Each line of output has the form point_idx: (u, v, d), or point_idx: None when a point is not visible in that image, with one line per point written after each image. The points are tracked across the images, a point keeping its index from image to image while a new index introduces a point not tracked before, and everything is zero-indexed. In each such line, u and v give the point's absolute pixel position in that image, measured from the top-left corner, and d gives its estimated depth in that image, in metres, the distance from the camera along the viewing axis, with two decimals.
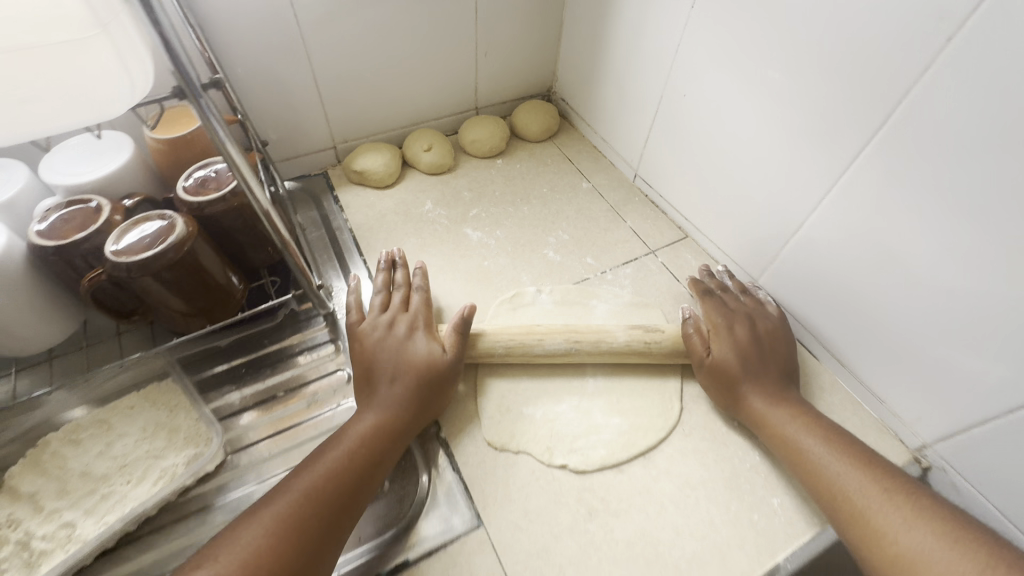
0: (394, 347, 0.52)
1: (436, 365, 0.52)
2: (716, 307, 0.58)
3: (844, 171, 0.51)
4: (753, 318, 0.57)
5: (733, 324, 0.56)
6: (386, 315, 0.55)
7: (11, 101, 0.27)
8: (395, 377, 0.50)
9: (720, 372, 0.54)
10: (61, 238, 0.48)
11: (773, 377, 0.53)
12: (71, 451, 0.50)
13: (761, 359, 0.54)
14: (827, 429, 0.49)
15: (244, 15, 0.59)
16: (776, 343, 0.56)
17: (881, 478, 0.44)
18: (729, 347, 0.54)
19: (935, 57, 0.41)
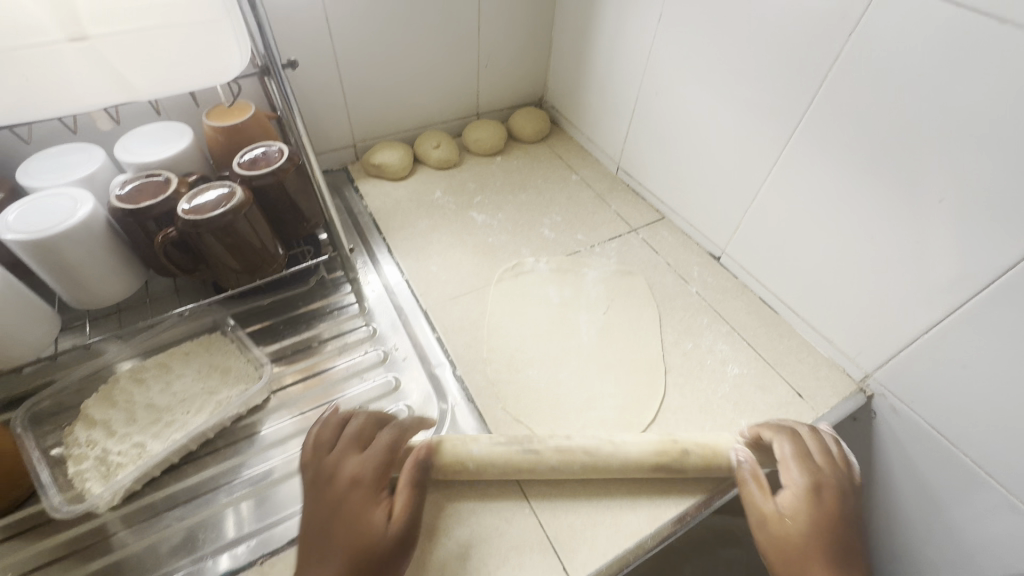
0: (330, 515, 0.44)
1: (379, 539, 0.43)
2: (796, 466, 0.49)
3: (787, 147, 0.62)
4: (842, 482, 0.48)
5: (808, 493, 0.47)
6: (351, 471, 0.47)
7: (162, 66, 0.37)
8: (326, 551, 0.43)
9: (785, 549, 0.45)
10: (137, 203, 0.57)
11: (854, 574, 0.44)
12: (136, 386, 0.57)
13: (842, 547, 0.45)
14: None
15: (283, 26, 0.70)
16: (854, 526, 0.46)
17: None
18: (801, 519, 0.46)
19: (843, 48, 0.53)
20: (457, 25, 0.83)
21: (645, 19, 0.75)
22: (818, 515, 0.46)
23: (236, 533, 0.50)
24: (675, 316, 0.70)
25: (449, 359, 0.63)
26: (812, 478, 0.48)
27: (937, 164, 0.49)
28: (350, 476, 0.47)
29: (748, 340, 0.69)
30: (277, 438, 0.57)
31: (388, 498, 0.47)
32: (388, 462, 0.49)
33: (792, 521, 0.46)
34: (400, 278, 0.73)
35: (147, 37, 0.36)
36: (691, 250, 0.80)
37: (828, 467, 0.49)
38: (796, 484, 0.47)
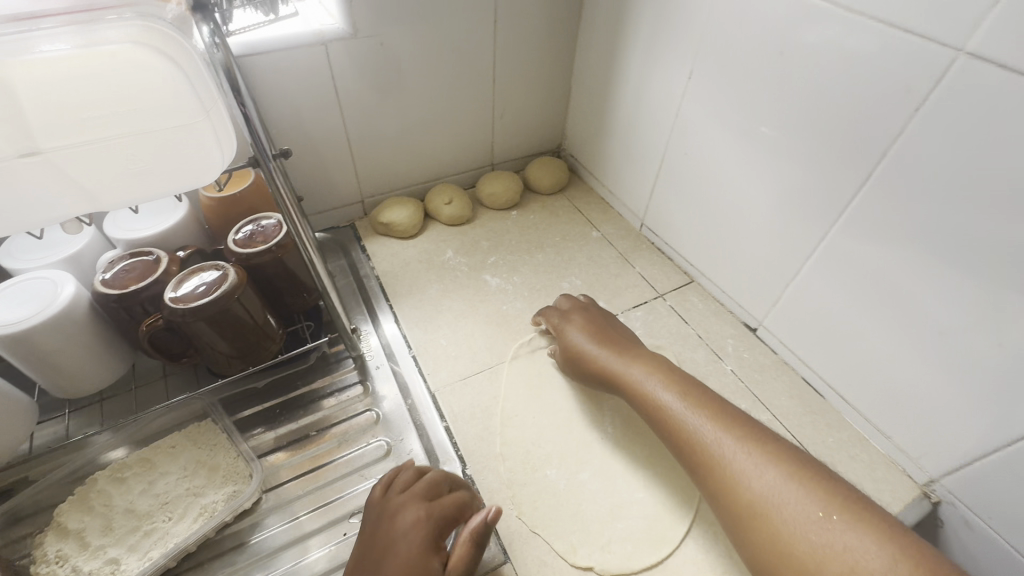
0: (390, 557, 0.42)
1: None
2: (554, 310, 0.65)
3: (835, 223, 0.56)
4: (586, 300, 0.67)
5: (592, 337, 0.60)
6: (416, 509, 0.45)
7: (128, 173, 0.33)
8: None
9: (599, 371, 0.56)
10: (123, 287, 0.52)
11: (620, 338, 0.60)
12: (116, 488, 0.52)
13: (626, 345, 0.58)
14: (770, 446, 0.44)
15: (285, 86, 0.66)
16: (619, 332, 0.61)
17: (750, 440, 0.44)
18: (577, 327, 0.61)
19: (906, 123, 0.47)
20: (469, 75, 0.79)
21: (673, 73, 0.70)
22: (581, 323, 0.62)
23: None
24: None
25: (458, 453, 0.57)
26: (588, 326, 0.61)
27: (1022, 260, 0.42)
28: (415, 518, 0.44)
29: (792, 430, 0.62)
30: (269, 549, 0.51)
31: (445, 550, 0.44)
32: (450, 512, 0.46)
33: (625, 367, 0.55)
34: (407, 353, 0.67)
35: (111, 147, 0.31)
36: (723, 320, 0.73)
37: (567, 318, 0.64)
38: (581, 334, 0.60)
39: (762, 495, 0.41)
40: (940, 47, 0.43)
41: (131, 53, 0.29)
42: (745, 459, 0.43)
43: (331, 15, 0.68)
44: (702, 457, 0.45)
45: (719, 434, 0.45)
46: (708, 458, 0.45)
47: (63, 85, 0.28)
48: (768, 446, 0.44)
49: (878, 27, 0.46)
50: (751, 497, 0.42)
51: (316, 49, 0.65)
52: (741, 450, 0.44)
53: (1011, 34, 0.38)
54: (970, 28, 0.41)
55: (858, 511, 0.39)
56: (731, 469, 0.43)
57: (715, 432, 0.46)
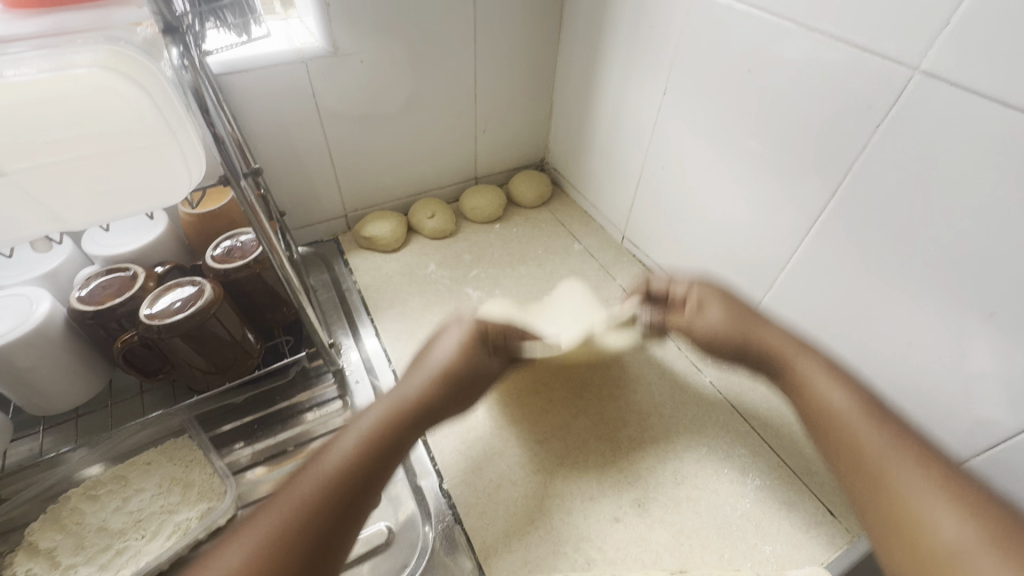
0: (448, 340, 0.53)
1: (479, 371, 0.52)
2: (709, 288, 0.60)
3: (806, 236, 0.57)
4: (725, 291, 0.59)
5: (730, 314, 0.56)
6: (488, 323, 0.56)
7: (92, 193, 0.34)
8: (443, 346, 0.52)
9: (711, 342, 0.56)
10: (99, 303, 0.53)
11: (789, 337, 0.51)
12: (88, 506, 0.52)
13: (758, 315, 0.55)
14: (958, 489, 0.36)
15: (267, 103, 0.67)
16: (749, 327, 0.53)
17: (924, 460, 0.38)
18: (719, 316, 0.56)
19: (869, 139, 0.48)
20: (451, 90, 0.80)
21: (649, 89, 0.71)
22: (721, 295, 0.58)
23: None
24: (686, 414, 0.64)
25: (435, 468, 0.58)
26: (726, 312, 0.56)
27: (985, 269, 0.43)
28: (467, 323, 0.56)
29: (770, 441, 0.62)
30: None
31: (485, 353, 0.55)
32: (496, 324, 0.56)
33: (778, 347, 0.51)
34: (387, 367, 0.67)
35: (77, 168, 0.32)
36: None
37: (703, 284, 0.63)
38: (719, 305, 0.57)
39: (950, 545, 0.33)
40: (898, 66, 0.44)
41: (97, 77, 0.30)
42: (873, 430, 0.41)
43: (312, 34, 0.69)
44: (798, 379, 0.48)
45: (889, 445, 0.39)
46: (827, 417, 0.44)
47: (24, 110, 0.28)
48: (889, 418, 0.41)
49: (840, 46, 0.47)
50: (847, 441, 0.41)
51: (297, 67, 0.66)
52: (915, 467, 0.38)
53: (964, 53, 0.40)
54: (924, 47, 0.42)
55: (990, 513, 0.34)
56: (848, 436, 0.41)
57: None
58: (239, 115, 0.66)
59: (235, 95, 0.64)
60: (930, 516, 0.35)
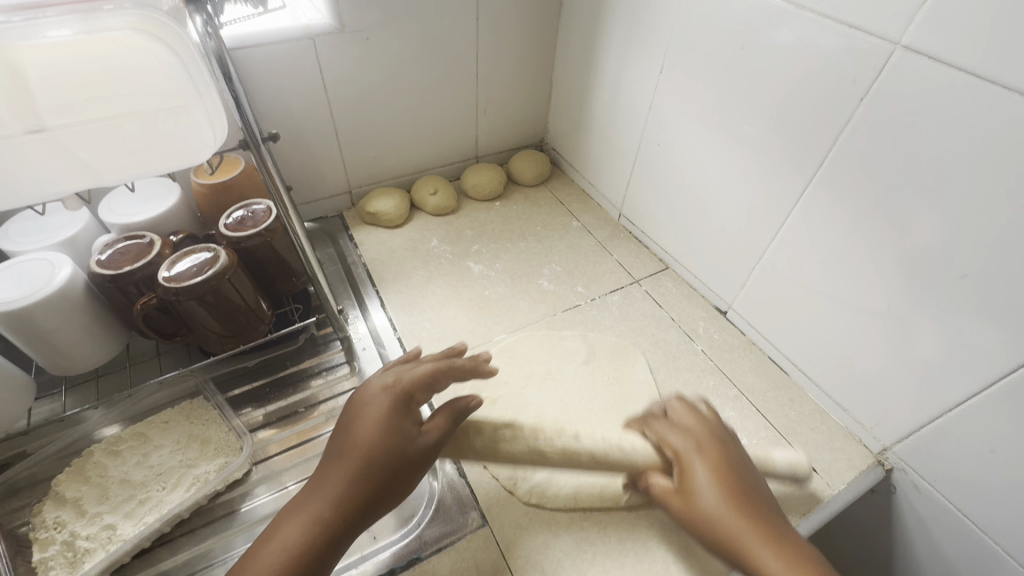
0: (367, 409, 0.44)
1: (408, 446, 0.43)
2: (676, 432, 0.50)
3: (793, 207, 0.60)
4: (719, 438, 0.49)
5: (718, 481, 0.45)
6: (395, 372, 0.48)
7: (128, 151, 0.36)
8: (344, 459, 0.41)
9: (694, 516, 0.44)
10: (118, 268, 0.55)
11: (756, 507, 0.43)
12: (111, 460, 0.54)
13: (749, 497, 0.44)
14: None
15: (275, 79, 0.69)
16: (740, 478, 0.46)
17: None
18: (706, 479, 0.45)
19: (853, 112, 0.50)
20: (453, 70, 0.82)
21: (646, 68, 0.73)
22: (710, 457, 0.46)
23: None
24: (678, 380, 0.67)
25: None
26: (715, 479, 0.45)
27: (957, 234, 0.46)
28: (396, 383, 0.46)
29: (757, 405, 0.65)
30: (259, 517, 0.54)
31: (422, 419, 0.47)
32: (423, 386, 0.47)
33: None
34: (392, 335, 0.70)
35: (115, 126, 0.34)
36: (696, 304, 0.77)
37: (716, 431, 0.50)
38: (707, 472, 0.45)
39: None
40: (881, 42, 0.46)
41: (135, 40, 0.32)
42: None
43: (319, 11, 0.70)
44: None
45: None
46: None
47: (71, 69, 0.31)
48: None
49: (828, 23, 0.50)
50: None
51: (304, 44, 0.68)
52: None
53: (941, 28, 0.42)
54: (906, 23, 0.44)
55: None
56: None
57: (716, 495, 0.44)
58: (248, 89, 0.68)
59: (245, 70, 0.66)
60: None
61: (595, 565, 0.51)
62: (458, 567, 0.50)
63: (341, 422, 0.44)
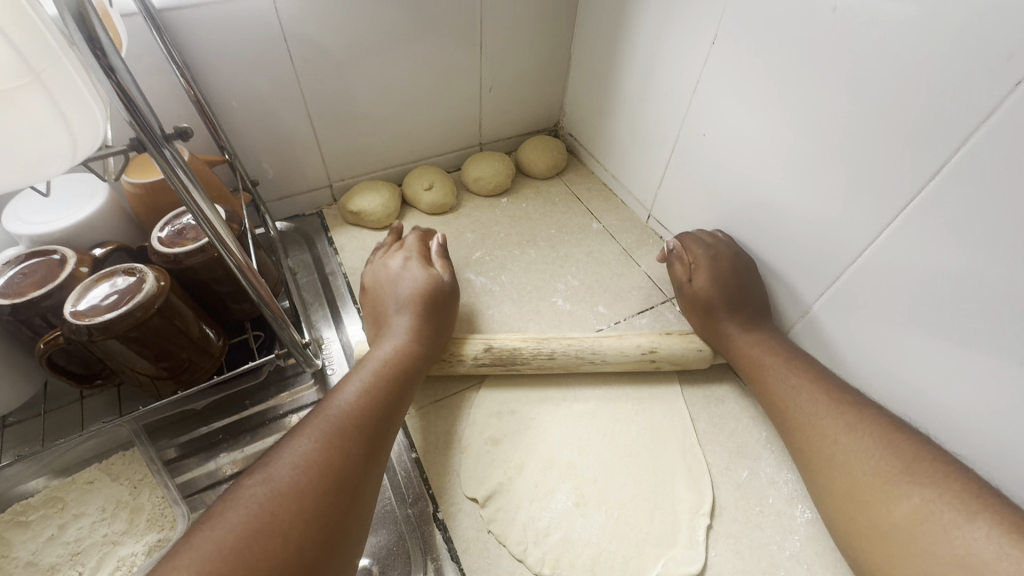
0: (402, 272, 0.57)
1: (439, 285, 0.56)
2: (699, 243, 0.61)
3: (883, 229, 0.46)
4: (734, 249, 0.60)
5: (717, 280, 0.57)
6: (386, 257, 0.60)
7: None
8: (399, 307, 0.53)
9: (699, 300, 0.58)
10: (18, 295, 0.43)
11: (752, 311, 0.56)
12: (16, 536, 0.44)
13: (740, 288, 0.57)
14: (852, 413, 0.46)
15: (228, 48, 0.55)
16: (753, 281, 0.58)
17: (827, 401, 0.47)
18: (709, 280, 0.57)
19: (1001, 100, 0.36)
20: (450, 39, 0.67)
21: (692, 37, 0.58)
22: (716, 260, 0.59)
23: None
24: (720, 429, 0.55)
25: (429, 492, 0.49)
26: (715, 278, 0.57)
27: None
28: (410, 251, 0.60)
29: None
30: None
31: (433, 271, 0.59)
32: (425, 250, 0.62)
33: (759, 364, 0.53)
34: None
35: None
36: None
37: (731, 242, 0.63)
38: (708, 276, 0.58)
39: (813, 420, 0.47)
40: None
41: None
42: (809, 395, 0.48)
43: None
44: (747, 360, 0.54)
45: (830, 420, 0.46)
46: (786, 404, 0.49)
47: None
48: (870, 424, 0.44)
49: None
50: (773, 393, 0.51)
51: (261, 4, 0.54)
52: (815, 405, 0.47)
53: None
54: None
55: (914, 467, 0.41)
56: (788, 401, 0.49)
57: (712, 281, 0.57)
58: (189, 60, 0.54)
59: (186, 38, 0.53)
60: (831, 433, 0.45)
61: None
62: None
63: (378, 284, 0.57)
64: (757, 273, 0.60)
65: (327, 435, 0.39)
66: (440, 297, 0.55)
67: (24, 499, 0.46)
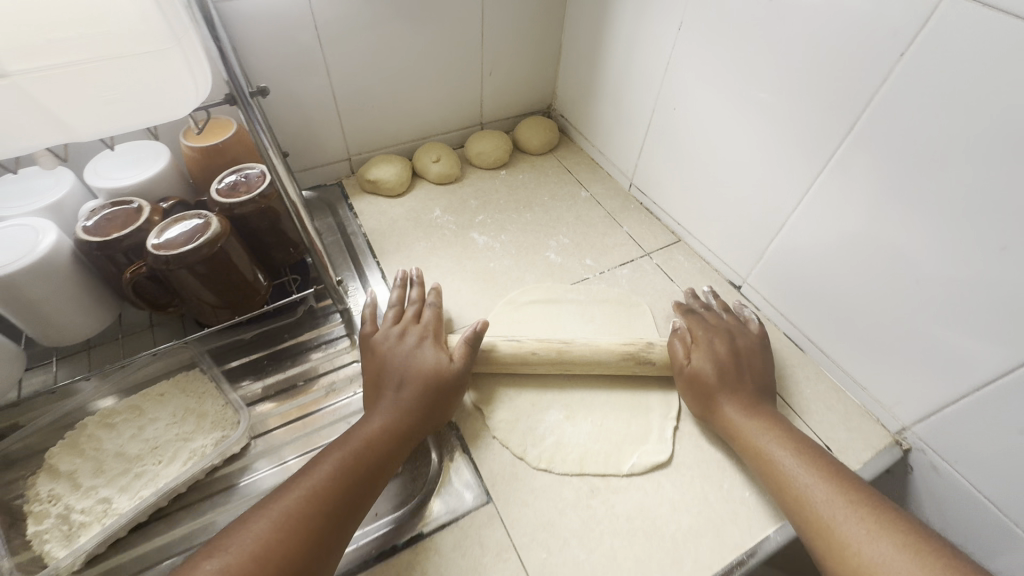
0: (411, 350, 0.55)
1: (446, 372, 0.54)
2: (698, 324, 0.61)
3: (818, 175, 0.56)
4: (734, 331, 0.60)
5: (714, 361, 0.56)
6: (397, 326, 0.58)
7: (101, 103, 0.32)
8: (400, 386, 0.52)
9: (698, 382, 0.56)
10: (105, 235, 0.52)
11: (752, 394, 0.55)
12: (106, 433, 0.53)
13: (742, 370, 0.56)
14: (871, 509, 0.44)
15: (271, 34, 0.65)
16: (753, 360, 0.58)
17: (842, 494, 0.45)
18: (707, 360, 0.57)
19: (894, 67, 0.46)
20: (456, 29, 0.77)
21: (664, 25, 0.68)
22: (714, 340, 0.59)
23: None
24: None
25: None
26: (716, 360, 0.56)
27: (1000, 204, 0.42)
28: (425, 328, 0.58)
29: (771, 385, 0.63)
30: (256, 492, 0.52)
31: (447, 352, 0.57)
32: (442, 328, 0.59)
33: (764, 447, 0.50)
34: None
35: (84, 74, 0.31)
36: (709, 279, 0.74)
37: (742, 327, 0.61)
38: (706, 356, 0.57)
39: (821, 510, 0.45)
40: None
41: None
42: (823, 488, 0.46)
43: None
44: (746, 444, 0.52)
45: (849, 515, 0.43)
46: (788, 489, 0.47)
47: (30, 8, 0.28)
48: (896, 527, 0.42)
49: None
50: (775, 474, 0.49)
51: None
52: (831, 499, 0.45)
53: None
54: None
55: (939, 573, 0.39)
56: (794, 487, 0.47)
57: (711, 362, 0.56)
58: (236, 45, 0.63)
59: (237, 25, 0.62)
60: (845, 529, 0.43)
61: (604, 533, 0.50)
62: (461, 545, 0.49)
63: (387, 350, 0.55)
64: (760, 357, 0.59)
65: (281, 520, 0.40)
66: (444, 388, 0.53)
67: (105, 409, 0.55)
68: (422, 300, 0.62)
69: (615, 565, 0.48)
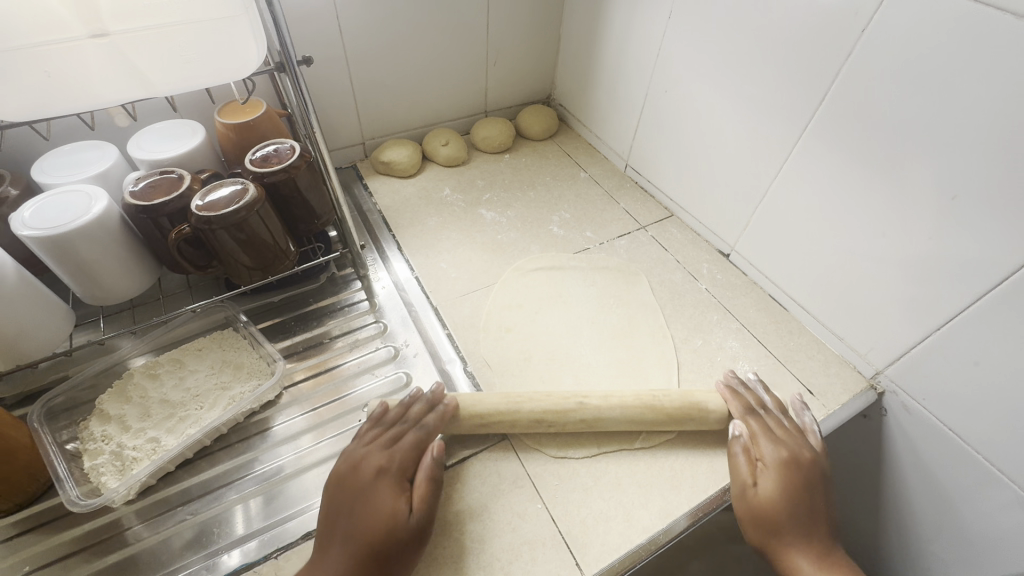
0: (359, 494, 0.46)
1: (398, 528, 0.45)
2: (767, 438, 0.53)
3: (795, 145, 0.62)
4: (806, 452, 0.52)
5: (782, 493, 0.49)
6: (365, 450, 0.50)
7: (181, 60, 0.40)
8: (343, 544, 0.44)
9: (760, 512, 0.49)
10: (151, 199, 0.57)
11: (823, 535, 0.49)
12: (150, 382, 0.58)
13: (812, 508, 0.50)
14: None
15: (294, 23, 0.70)
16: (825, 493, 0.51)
17: None
18: (777, 490, 0.50)
19: (857, 42, 0.52)
20: (462, 21, 0.83)
21: (655, 15, 0.75)
22: (778, 466, 0.50)
23: (245, 529, 0.50)
24: (682, 314, 0.71)
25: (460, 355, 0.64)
26: (781, 487, 0.50)
27: (949, 159, 0.48)
28: (388, 463, 0.49)
29: (758, 339, 0.69)
30: (290, 433, 0.57)
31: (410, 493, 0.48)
32: (412, 461, 0.50)
33: None
34: (411, 276, 0.73)
35: (170, 35, 0.39)
36: (700, 249, 0.80)
37: (805, 441, 0.54)
38: (775, 484, 0.50)
39: None
40: None
41: None
42: None
43: None
44: None
45: None
46: None
47: None
48: None
49: None
50: None
51: None
52: None
53: None
54: None
55: None
56: None
57: (774, 495, 0.49)
58: None
59: None
60: None
61: (608, 464, 0.55)
62: (479, 474, 0.54)
63: (341, 491, 0.47)
64: (830, 489, 0.52)
65: None
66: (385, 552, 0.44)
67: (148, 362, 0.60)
68: (415, 421, 0.52)
69: (619, 490, 0.53)
